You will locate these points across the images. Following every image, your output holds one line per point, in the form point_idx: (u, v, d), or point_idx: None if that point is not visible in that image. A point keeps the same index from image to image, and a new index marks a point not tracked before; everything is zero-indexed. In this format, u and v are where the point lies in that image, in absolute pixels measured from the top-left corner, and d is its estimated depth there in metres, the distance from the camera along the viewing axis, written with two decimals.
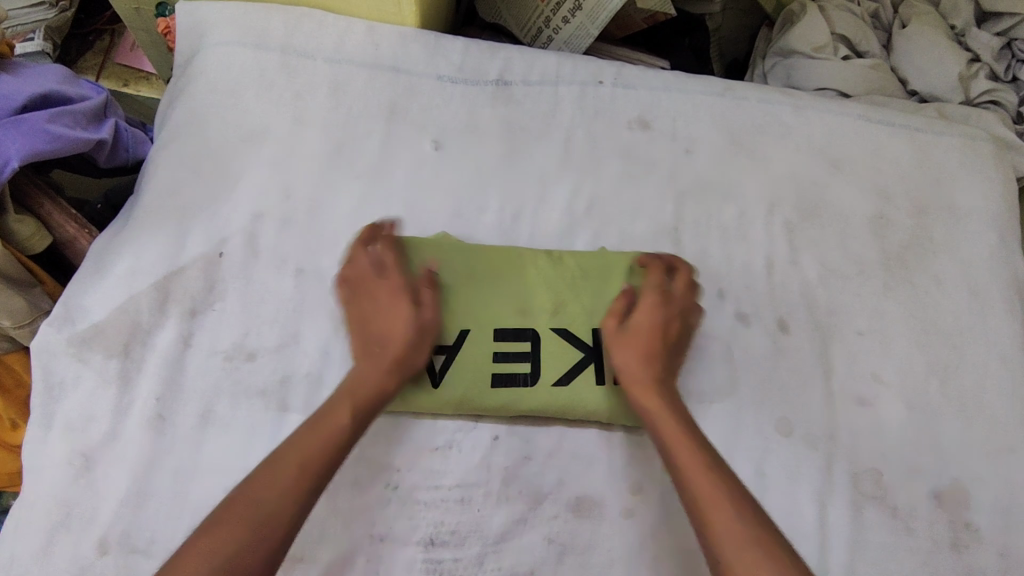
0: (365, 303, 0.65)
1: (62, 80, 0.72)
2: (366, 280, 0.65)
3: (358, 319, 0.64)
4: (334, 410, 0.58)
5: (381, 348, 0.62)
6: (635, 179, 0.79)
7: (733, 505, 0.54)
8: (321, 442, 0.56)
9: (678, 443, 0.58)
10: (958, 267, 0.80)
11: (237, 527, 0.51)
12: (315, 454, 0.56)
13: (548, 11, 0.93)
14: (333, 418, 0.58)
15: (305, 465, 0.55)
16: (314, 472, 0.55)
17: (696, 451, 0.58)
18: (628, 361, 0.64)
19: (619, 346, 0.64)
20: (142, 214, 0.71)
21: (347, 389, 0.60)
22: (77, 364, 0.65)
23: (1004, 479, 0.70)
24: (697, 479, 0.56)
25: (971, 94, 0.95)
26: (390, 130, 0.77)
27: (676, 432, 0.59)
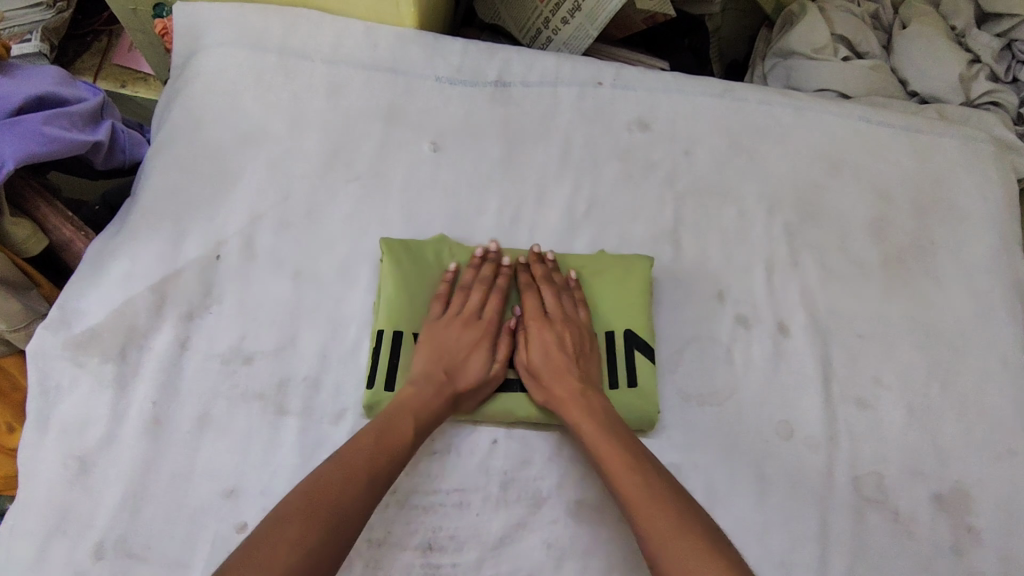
0: (450, 329, 0.67)
1: (58, 82, 0.71)
2: (466, 315, 0.67)
3: (436, 341, 0.66)
4: (399, 424, 0.59)
5: (448, 379, 0.63)
6: (635, 181, 0.79)
7: (666, 508, 0.54)
8: (386, 454, 0.57)
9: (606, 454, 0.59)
10: (958, 269, 0.79)
11: (313, 526, 0.50)
12: (385, 462, 0.57)
13: (547, 11, 0.93)
14: (396, 431, 0.59)
15: (371, 474, 0.55)
16: (377, 482, 0.55)
17: (621, 461, 0.58)
18: (537, 392, 0.65)
19: (529, 380, 0.66)
20: (138, 216, 0.71)
21: (413, 409, 0.61)
22: (72, 368, 0.64)
23: (1005, 482, 0.70)
24: (629, 487, 0.56)
25: (971, 95, 0.95)
26: (388, 131, 0.77)
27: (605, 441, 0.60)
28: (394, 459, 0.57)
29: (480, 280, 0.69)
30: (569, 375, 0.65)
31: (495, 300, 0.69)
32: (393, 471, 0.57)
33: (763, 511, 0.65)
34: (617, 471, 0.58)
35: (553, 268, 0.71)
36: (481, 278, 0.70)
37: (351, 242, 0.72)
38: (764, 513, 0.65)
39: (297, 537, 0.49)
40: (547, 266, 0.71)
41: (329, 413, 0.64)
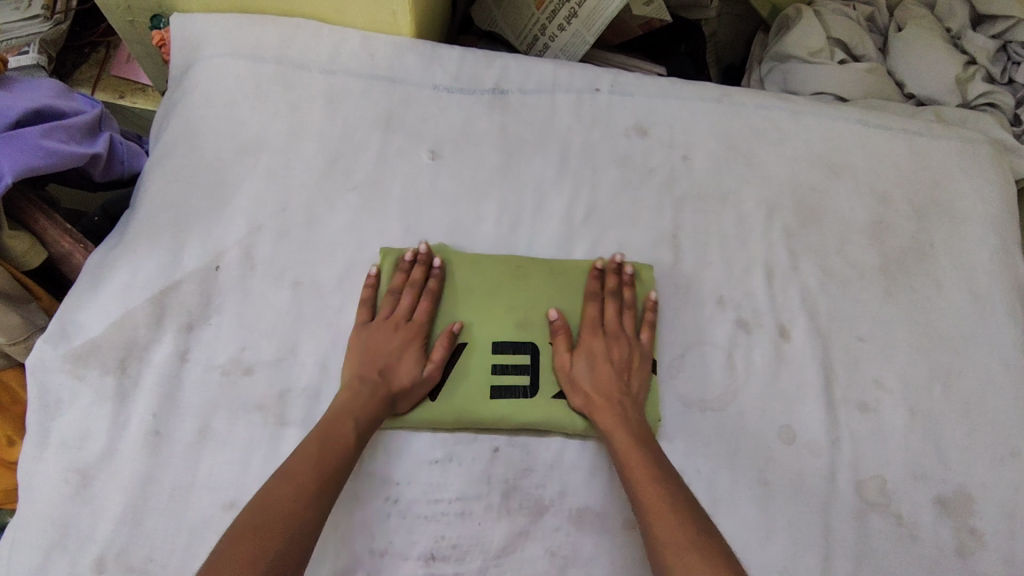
0: (380, 334, 0.66)
1: (55, 95, 0.72)
2: (395, 319, 0.67)
3: (367, 345, 0.65)
4: (340, 427, 0.59)
5: (380, 381, 0.63)
6: (633, 187, 0.79)
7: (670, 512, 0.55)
8: (333, 455, 0.58)
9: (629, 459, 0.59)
10: (957, 270, 0.79)
11: (268, 537, 0.51)
12: (330, 467, 0.57)
13: (544, 19, 0.93)
14: (339, 435, 0.59)
15: (317, 478, 0.56)
16: (328, 482, 0.56)
17: (640, 465, 0.59)
18: (573, 391, 0.65)
19: (566, 379, 0.65)
20: (137, 228, 0.71)
21: (353, 412, 0.61)
22: (72, 381, 0.64)
23: (1007, 484, 0.70)
24: (645, 492, 0.57)
25: (968, 97, 0.95)
26: (386, 140, 0.77)
27: (631, 445, 0.60)
28: (341, 457, 0.58)
29: (405, 283, 0.68)
30: (611, 381, 0.65)
31: (425, 301, 0.68)
32: (343, 469, 0.58)
33: (766, 517, 0.65)
34: (640, 479, 0.58)
35: (628, 283, 0.71)
36: (410, 281, 0.68)
37: (350, 251, 0.72)
38: (767, 519, 0.65)
39: (254, 550, 0.50)
40: (621, 279, 0.71)
41: None
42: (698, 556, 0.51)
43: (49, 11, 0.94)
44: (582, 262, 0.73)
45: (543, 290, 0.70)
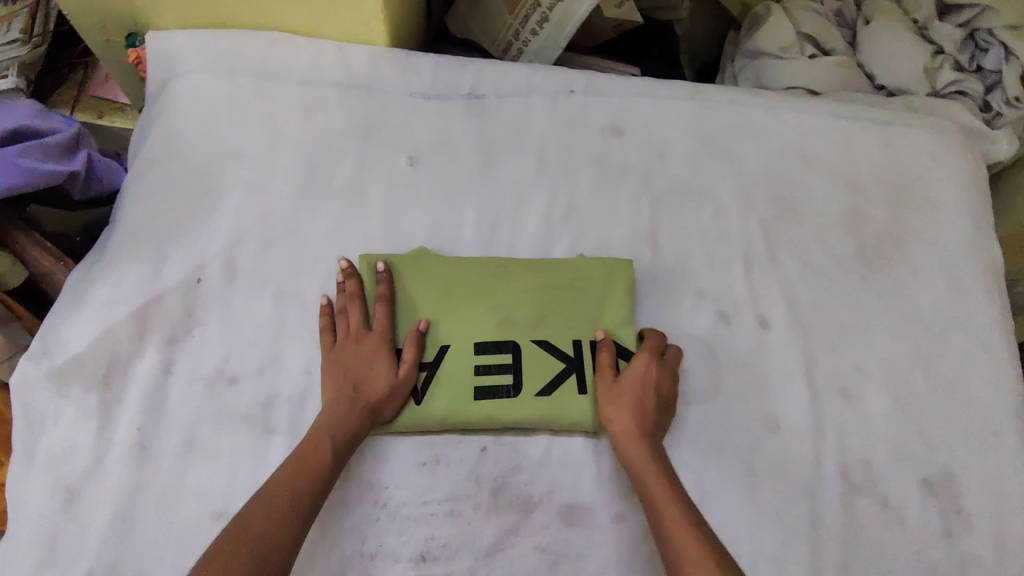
0: (345, 352, 0.65)
1: (33, 115, 0.72)
2: (357, 333, 0.66)
3: (334, 365, 0.65)
4: (316, 446, 0.59)
5: (356, 394, 0.63)
6: (610, 185, 0.80)
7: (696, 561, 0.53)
8: (306, 480, 0.57)
9: (657, 501, 0.58)
10: (932, 255, 0.81)
11: (235, 558, 0.51)
12: (303, 490, 0.57)
13: (517, 24, 0.94)
14: (316, 452, 0.59)
15: (292, 503, 0.56)
16: (303, 507, 0.56)
17: (670, 509, 0.57)
18: (615, 412, 0.64)
19: (608, 400, 0.64)
20: (118, 243, 0.71)
21: (330, 430, 0.60)
22: (56, 398, 0.64)
23: (990, 462, 0.71)
24: (681, 541, 0.55)
25: (937, 86, 0.97)
26: (364, 148, 0.78)
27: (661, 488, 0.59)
28: (319, 479, 0.58)
29: (352, 298, 0.67)
30: (650, 417, 0.63)
31: (379, 307, 0.67)
32: (322, 491, 0.58)
33: (755, 505, 0.66)
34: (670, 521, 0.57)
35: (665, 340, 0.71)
36: (348, 295, 0.68)
37: (331, 258, 0.72)
38: (755, 507, 0.65)
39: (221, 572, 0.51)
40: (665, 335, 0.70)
41: None
42: None
43: (27, 35, 0.93)
44: (564, 262, 0.73)
45: (520, 289, 0.70)
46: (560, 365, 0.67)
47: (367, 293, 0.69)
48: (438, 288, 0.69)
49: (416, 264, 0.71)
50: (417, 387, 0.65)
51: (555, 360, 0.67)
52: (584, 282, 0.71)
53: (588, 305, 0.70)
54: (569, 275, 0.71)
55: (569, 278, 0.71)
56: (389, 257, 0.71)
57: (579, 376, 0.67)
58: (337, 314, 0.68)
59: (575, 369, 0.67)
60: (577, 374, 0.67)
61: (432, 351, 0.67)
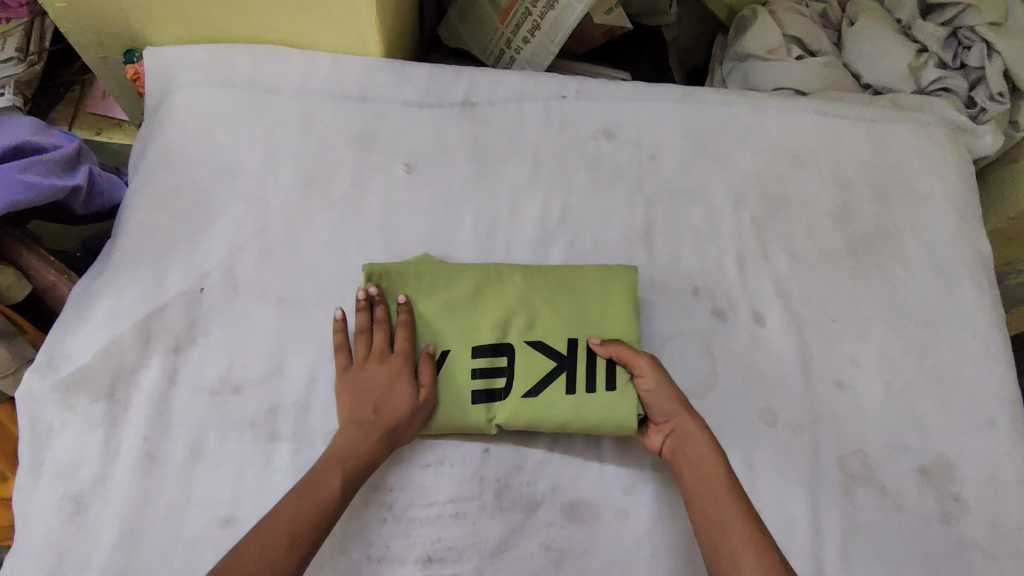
0: (364, 374, 0.65)
1: (34, 131, 0.74)
2: (380, 355, 0.65)
3: (354, 388, 0.64)
4: (326, 478, 0.59)
5: (375, 419, 0.62)
6: (604, 186, 0.81)
7: (760, 552, 0.55)
8: (307, 517, 0.56)
9: (717, 489, 0.59)
10: (922, 248, 0.82)
11: None
12: (307, 526, 0.56)
13: (508, 32, 0.96)
14: (324, 485, 0.59)
15: (300, 539, 0.55)
16: (308, 541, 0.56)
17: (733, 499, 0.58)
18: (675, 394, 0.64)
19: (666, 383, 0.64)
20: (120, 256, 0.72)
21: (343, 460, 0.60)
22: (63, 410, 0.65)
23: (985, 449, 0.72)
24: (738, 524, 0.57)
25: (922, 83, 0.98)
26: (360, 156, 0.79)
27: (723, 478, 0.60)
28: (325, 517, 0.57)
29: (374, 324, 0.67)
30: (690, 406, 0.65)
31: (400, 332, 0.66)
32: (329, 525, 0.58)
33: (754, 498, 0.67)
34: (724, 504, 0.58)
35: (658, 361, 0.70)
36: (374, 320, 0.67)
37: (331, 266, 0.73)
38: (755, 500, 0.67)
39: None
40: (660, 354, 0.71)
41: (320, 435, 0.65)
42: None
43: (22, 53, 0.93)
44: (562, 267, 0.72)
45: (517, 295, 0.69)
46: (551, 362, 0.67)
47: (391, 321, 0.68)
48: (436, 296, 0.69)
49: (416, 274, 0.70)
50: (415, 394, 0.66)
51: (547, 359, 0.67)
52: (580, 287, 0.71)
53: (585, 308, 0.70)
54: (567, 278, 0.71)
55: (566, 282, 0.71)
56: (391, 264, 0.70)
57: (569, 375, 0.67)
58: (366, 308, 0.67)
59: (566, 368, 0.67)
60: (568, 372, 0.67)
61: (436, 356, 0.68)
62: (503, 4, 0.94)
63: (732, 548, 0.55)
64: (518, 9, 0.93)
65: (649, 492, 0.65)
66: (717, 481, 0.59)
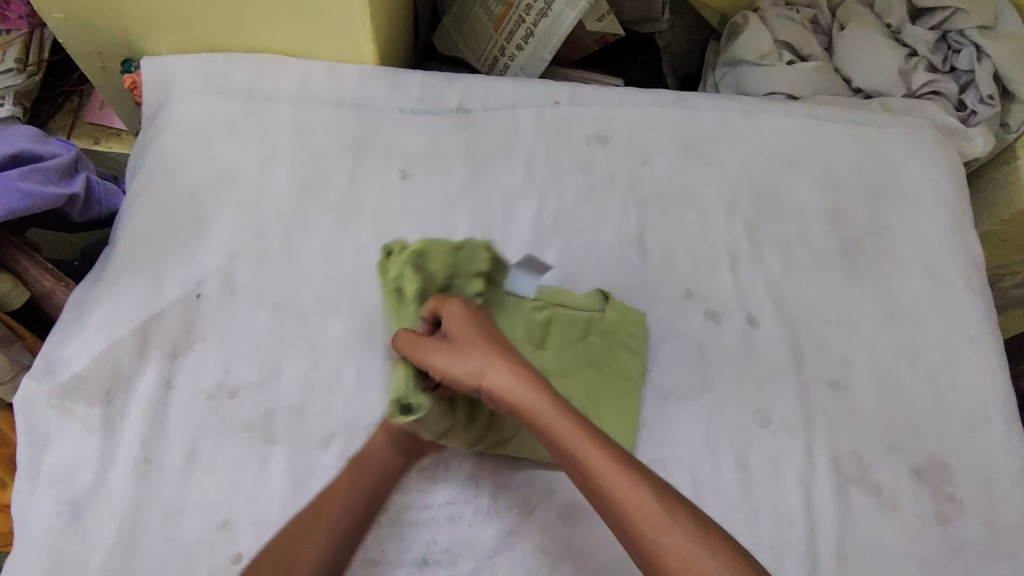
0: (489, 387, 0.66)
1: (33, 140, 0.74)
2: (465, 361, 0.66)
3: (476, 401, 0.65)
4: (336, 483, 0.60)
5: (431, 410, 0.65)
6: (597, 192, 0.82)
7: (653, 503, 0.51)
8: (323, 525, 0.57)
9: (580, 452, 0.53)
10: (913, 250, 0.83)
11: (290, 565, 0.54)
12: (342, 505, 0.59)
13: (502, 40, 0.97)
14: (334, 489, 0.59)
15: (326, 542, 0.56)
16: (349, 514, 0.58)
17: (598, 449, 0.53)
18: (465, 361, 0.57)
19: (458, 354, 0.58)
20: (117, 263, 0.73)
21: (353, 463, 0.61)
22: (60, 416, 0.65)
23: (980, 449, 0.72)
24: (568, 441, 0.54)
25: (913, 87, 0.99)
26: (356, 164, 0.80)
27: (580, 436, 0.54)
28: (347, 521, 0.58)
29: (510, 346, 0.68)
30: (466, 352, 0.58)
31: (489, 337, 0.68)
32: (359, 526, 0.58)
33: (749, 499, 0.67)
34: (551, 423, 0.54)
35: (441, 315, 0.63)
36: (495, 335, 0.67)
37: (327, 271, 0.74)
38: (749, 501, 0.67)
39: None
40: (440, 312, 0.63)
41: (317, 439, 0.66)
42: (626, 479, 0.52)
43: (22, 64, 0.94)
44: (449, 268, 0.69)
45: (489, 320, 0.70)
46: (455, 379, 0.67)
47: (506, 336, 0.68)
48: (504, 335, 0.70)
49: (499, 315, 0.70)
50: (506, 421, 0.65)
51: None
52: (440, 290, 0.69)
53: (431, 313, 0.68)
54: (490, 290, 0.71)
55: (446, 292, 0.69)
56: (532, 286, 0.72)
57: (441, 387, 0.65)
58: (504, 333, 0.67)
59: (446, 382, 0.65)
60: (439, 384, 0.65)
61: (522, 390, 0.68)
62: (497, 12, 0.95)
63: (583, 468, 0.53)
64: (512, 17, 0.94)
65: None
66: (564, 432, 0.54)
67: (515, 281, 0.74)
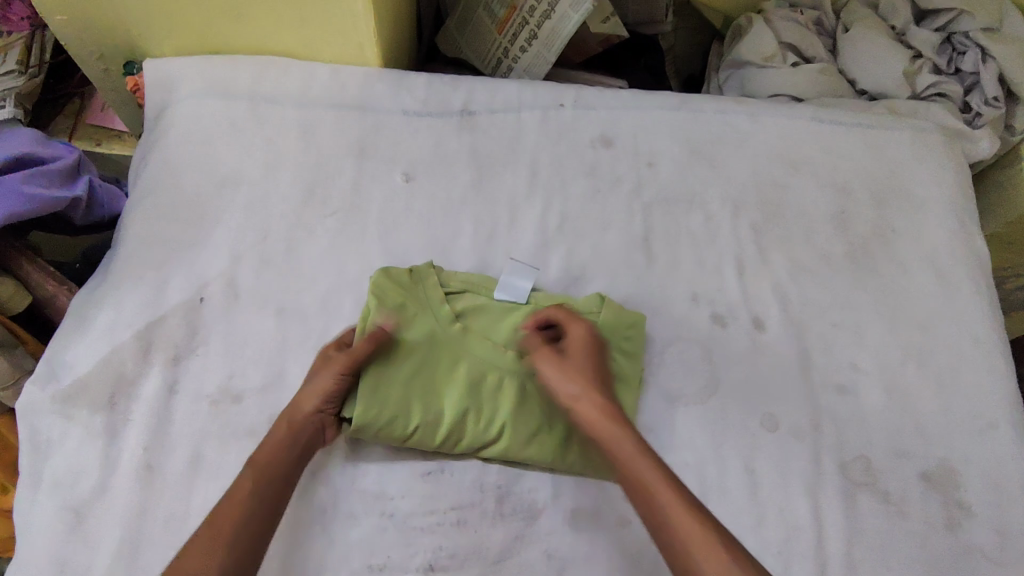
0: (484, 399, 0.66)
1: (34, 143, 0.74)
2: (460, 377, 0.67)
3: (465, 411, 0.65)
4: (238, 483, 0.58)
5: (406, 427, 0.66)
6: (602, 194, 0.82)
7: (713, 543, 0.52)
8: (236, 519, 0.56)
9: (651, 485, 0.57)
10: (920, 253, 0.82)
11: (211, 550, 0.54)
12: (258, 481, 0.58)
13: (506, 42, 0.97)
14: (237, 488, 0.58)
15: (232, 540, 0.55)
16: (265, 487, 0.58)
17: (668, 486, 0.56)
18: (572, 384, 0.63)
19: (564, 374, 0.64)
20: (119, 267, 0.72)
21: (255, 460, 0.59)
22: (63, 422, 0.65)
23: (988, 453, 0.71)
24: (639, 471, 0.58)
25: (917, 88, 0.98)
26: (360, 166, 0.79)
27: (654, 469, 0.57)
28: (250, 514, 0.56)
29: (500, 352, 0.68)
30: (578, 376, 0.64)
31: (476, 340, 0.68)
32: (264, 517, 0.57)
33: (757, 505, 0.67)
34: (627, 453, 0.59)
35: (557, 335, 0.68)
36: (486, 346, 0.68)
37: (330, 275, 0.73)
38: (757, 507, 0.67)
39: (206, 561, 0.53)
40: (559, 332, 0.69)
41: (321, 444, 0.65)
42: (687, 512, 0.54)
43: (23, 66, 0.93)
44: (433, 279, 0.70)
45: (480, 323, 0.69)
46: (447, 386, 0.66)
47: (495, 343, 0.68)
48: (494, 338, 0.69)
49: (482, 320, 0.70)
50: (495, 429, 0.65)
51: (453, 382, 0.66)
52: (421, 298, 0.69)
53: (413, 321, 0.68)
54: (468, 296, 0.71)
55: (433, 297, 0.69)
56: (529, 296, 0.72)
57: (433, 397, 0.66)
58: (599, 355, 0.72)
59: (441, 393, 0.66)
60: (431, 396, 0.66)
61: (508, 396, 0.66)
62: (501, 14, 0.95)
63: (647, 496, 0.56)
64: (516, 19, 0.94)
65: None
66: (636, 462, 0.58)
67: (507, 287, 0.72)
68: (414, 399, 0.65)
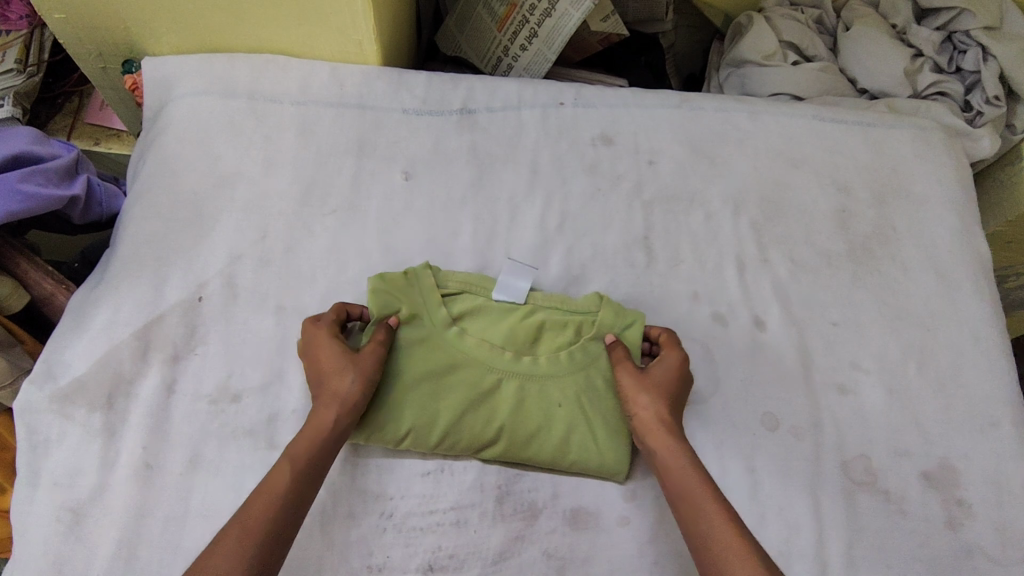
0: (483, 400, 0.65)
1: (32, 141, 0.74)
2: (460, 377, 0.65)
3: (462, 412, 0.64)
4: (274, 475, 0.56)
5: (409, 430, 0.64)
6: (602, 193, 0.81)
7: (756, 565, 0.51)
8: (271, 512, 0.54)
9: (700, 504, 0.56)
10: (922, 252, 0.82)
11: (244, 543, 0.52)
12: (299, 474, 0.56)
13: (505, 40, 0.96)
14: (273, 479, 0.56)
15: (267, 532, 0.53)
16: (302, 482, 0.56)
17: (716, 503, 0.56)
18: (646, 395, 0.63)
19: (638, 385, 0.63)
20: (118, 266, 0.72)
21: (292, 452, 0.58)
22: (61, 421, 0.65)
23: (989, 452, 0.71)
24: (690, 489, 0.57)
25: (919, 87, 0.98)
26: (359, 165, 0.79)
27: (705, 490, 0.57)
28: (285, 510, 0.54)
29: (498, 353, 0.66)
30: (655, 387, 0.63)
31: (473, 339, 0.67)
32: (295, 514, 0.55)
33: (757, 505, 0.66)
34: (681, 472, 0.58)
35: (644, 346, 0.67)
36: (487, 346, 0.66)
37: (329, 273, 0.73)
38: (758, 507, 0.66)
39: (238, 554, 0.51)
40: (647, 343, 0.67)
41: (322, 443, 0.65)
42: (734, 535, 0.54)
43: (22, 65, 0.93)
44: (429, 279, 0.68)
45: (478, 324, 0.68)
46: (446, 387, 0.65)
47: (494, 343, 0.67)
48: (491, 338, 0.67)
49: (480, 321, 0.68)
50: (497, 433, 0.64)
51: (451, 384, 0.65)
52: (418, 300, 0.67)
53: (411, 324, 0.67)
54: (465, 296, 0.69)
55: (431, 299, 0.68)
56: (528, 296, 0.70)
57: (432, 401, 0.65)
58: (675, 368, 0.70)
59: (440, 398, 0.65)
60: (431, 399, 0.65)
61: (508, 399, 0.65)
62: (500, 12, 0.95)
63: (695, 513, 0.56)
64: (515, 17, 0.93)
65: (651, 500, 0.65)
66: (690, 480, 0.58)
67: (505, 286, 0.70)
68: (410, 402, 0.64)
